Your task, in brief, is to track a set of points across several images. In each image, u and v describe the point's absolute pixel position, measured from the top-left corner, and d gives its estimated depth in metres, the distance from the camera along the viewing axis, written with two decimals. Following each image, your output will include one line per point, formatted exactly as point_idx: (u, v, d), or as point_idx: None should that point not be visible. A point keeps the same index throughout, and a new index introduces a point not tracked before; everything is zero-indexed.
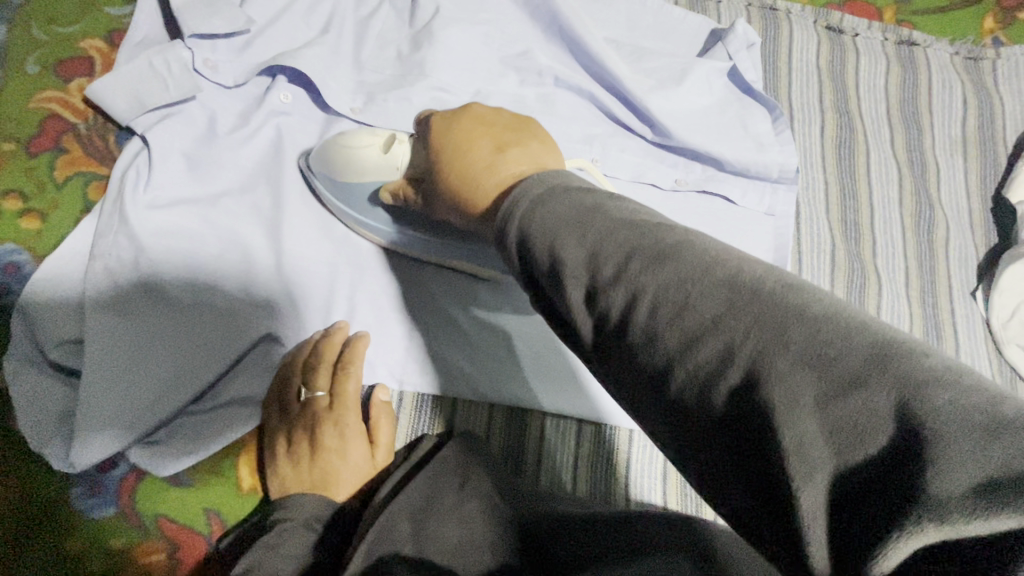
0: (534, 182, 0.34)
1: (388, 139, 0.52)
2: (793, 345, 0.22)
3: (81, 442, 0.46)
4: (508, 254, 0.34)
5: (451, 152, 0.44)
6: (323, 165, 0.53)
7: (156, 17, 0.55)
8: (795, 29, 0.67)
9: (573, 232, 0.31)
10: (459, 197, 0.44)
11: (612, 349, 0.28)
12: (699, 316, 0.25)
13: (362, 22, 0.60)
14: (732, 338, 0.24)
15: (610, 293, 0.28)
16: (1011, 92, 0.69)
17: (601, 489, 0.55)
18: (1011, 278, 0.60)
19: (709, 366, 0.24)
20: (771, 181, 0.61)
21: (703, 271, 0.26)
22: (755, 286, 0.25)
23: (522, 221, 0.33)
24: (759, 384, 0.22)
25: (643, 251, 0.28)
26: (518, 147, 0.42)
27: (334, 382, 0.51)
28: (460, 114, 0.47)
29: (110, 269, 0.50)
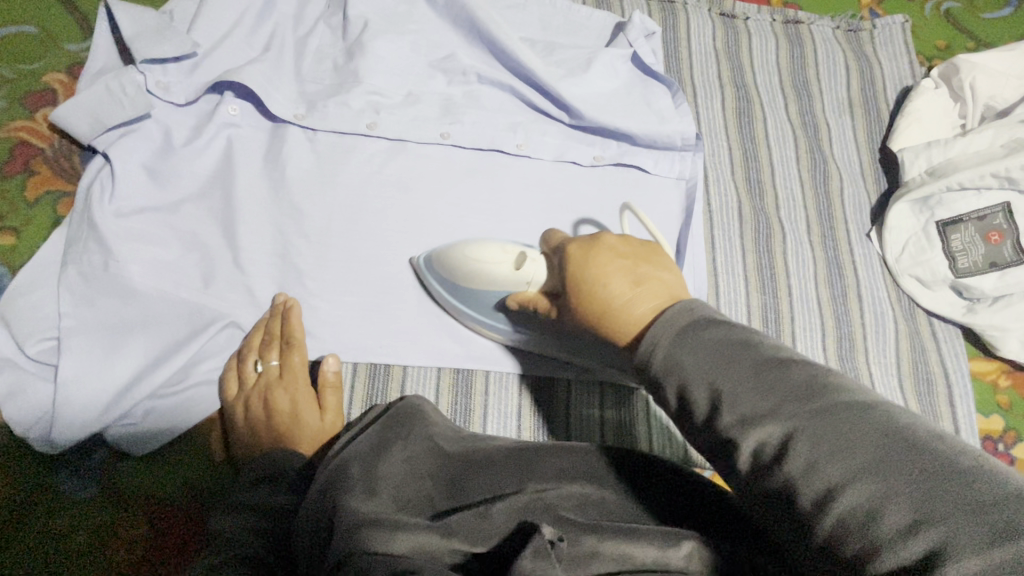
0: (674, 313, 0.37)
1: (517, 258, 0.55)
2: (965, 494, 0.23)
3: (61, 430, 0.51)
4: (656, 386, 0.36)
5: (587, 284, 0.45)
6: (446, 272, 0.59)
7: (111, 48, 0.62)
8: (691, 18, 0.76)
9: (725, 370, 0.32)
10: (602, 330, 0.44)
11: (756, 479, 0.29)
12: (860, 452, 0.26)
13: (300, 41, 0.67)
14: (895, 476, 0.25)
15: (762, 426, 0.30)
16: (889, 56, 0.78)
17: (545, 432, 0.61)
18: (898, 217, 0.67)
19: (869, 505, 0.25)
20: (678, 150, 0.68)
21: (861, 414, 0.28)
22: (910, 436, 0.26)
23: (669, 353, 0.35)
24: (932, 526, 0.23)
25: (796, 389, 0.30)
26: (653, 280, 0.43)
27: (284, 353, 0.57)
28: (594, 243, 0.48)
29: (81, 272, 0.55)
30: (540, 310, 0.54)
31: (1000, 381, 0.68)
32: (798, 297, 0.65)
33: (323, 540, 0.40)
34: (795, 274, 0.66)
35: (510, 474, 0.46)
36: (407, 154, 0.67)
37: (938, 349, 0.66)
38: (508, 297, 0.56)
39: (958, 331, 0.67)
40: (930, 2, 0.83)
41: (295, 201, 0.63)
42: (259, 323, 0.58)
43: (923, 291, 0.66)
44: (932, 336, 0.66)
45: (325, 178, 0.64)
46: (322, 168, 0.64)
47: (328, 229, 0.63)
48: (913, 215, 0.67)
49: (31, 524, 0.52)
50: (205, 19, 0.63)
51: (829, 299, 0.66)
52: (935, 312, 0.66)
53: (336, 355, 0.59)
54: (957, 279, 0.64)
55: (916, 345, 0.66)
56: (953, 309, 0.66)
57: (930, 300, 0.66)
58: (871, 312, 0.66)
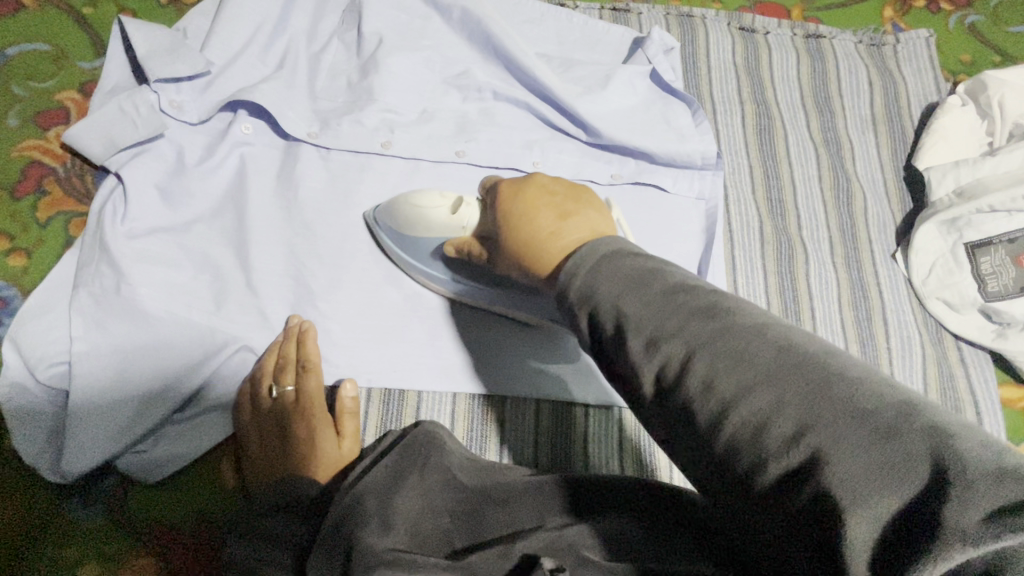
0: (598, 245, 0.37)
1: (456, 201, 0.56)
2: (836, 395, 0.25)
3: (73, 457, 0.50)
4: (571, 314, 0.36)
5: (515, 218, 0.48)
6: (392, 221, 0.59)
7: (124, 66, 0.61)
8: (710, 32, 0.74)
9: (637, 294, 0.33)
10: (526, 263, 0.47)
11: (658, 400, 0.30)
12: (754, 369, 0.27)
13: (314, 58, 0.66)
14: (783, 392, 0.26)
15: (668, 347, 0.30)
16: (912, 71, 0.76)
17: (562, 460, 0.59)
18: (924, 238, 0.65)
19: (759, 418, 0.26)
20: (697, 168, 0.67)
21: (756, 335, 0.29)
22: (801, 352, 0.27)
23: (585, 280, 0.36)
24: (812, 435, 0.24)
25: (700, 312, 0.30)
26: (578, 217, 0.44)
27: (300, 378, 0.56)
28: (526, 182, 0.50)
29: (94, 295, 0.54)
30: (475, 254, 0.55)
31: None
32: (821, 320, 0.64)
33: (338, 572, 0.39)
34: (818, 295, 0.65)
35: (529, 507, 0.44)
36: (422, 173, 0.66)
37: (967, 374, 0.64)
38: (445, 243, 0.57)
39: (987, 356, 0.65)
40: (954, 15, 0.82)
41: (308, 222, 0.62)
42: (274, 346, 0.57)
43: (951, 314, 0.64)
44: (960, 361, 0.64)
45: (339, 197, 0.63)
46: (336, 188, 0.63)
47: (343, 249, 0.62)
48: (941, 236, 0.65)
49: (42, 552, 0.51)
50: (219, 37, 0.62)
51: (853, 322, 0.64)
52: (964, 336, 0.64)
53: (353, 380, 0.57)
54: (986, 303, 0.63)
55: (944, 371, 0.64)
56: (982, 334, 0.64)
57: (959, 324, 0.64)
58: (897, 336, 0.64)
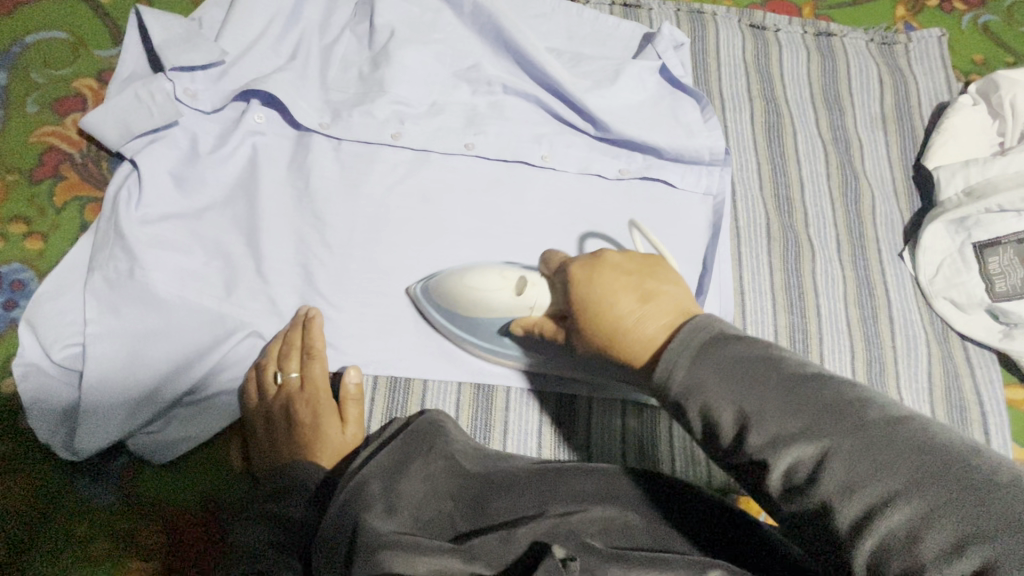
0: (690, 330, 0.34)
1: (518, 282, 0.54)
2: (1007, 508, 0.23)
3: (86, 437, 0.51)
4: (676, 410, 0.33)
5: (593, 303, 0.42)
6: (445, 302, 0.58)
7: (140, 55, 0.62)
8: (721, 29, 0.74)
9: (751, 388, 0.30)
10: (611, 354, 0.41)
11: (790, 505, 0.28)
12: (905, 476, 0.25)
13: (326, 49, 0.67)
14: (943, 504, 0.24)
15: (797, 449, 0.28)
16: (924, 71, 0.76)
17: (565, 450, 0.60)
18: (932, 237, 0.65)
19: (917, 534, 0.24)
20: (705, 164, 0.67)
21: (899, 435, 0.26)
22: (952, 454, 0.25)
23: (689, 374, 0.32)
24: (991, 556, 0.22)
25: (828, 407, 0.28)
26: (662, 296, 0.40)
27: (304, 364, 0.57)
28: (596, 262, 0.45)
29: (108, 279, 0.55)
30: (546, 334, 0.52)
31: None
32: (827, 318, 0.64)
33: (342, 555, 0.40)
34: (825, 294, 0.65)
35: (530, 495, 0.44)
36: (431, 165, 0.66)
37: (972, 374, 0.64)
38: (512, 323, 0.55)
39: (993, 357, 0.65)
40: (967, 15, 0.81)
41: (317, 211, 0.62)
42: (280, 334, 0.58)
43: (957, 313, 0.64)
44: (966, 361, 0.64)
45: (348, 187, 0.64)
46: (345, 178, 0.64)
47: (352, 238, 0.62)
48: (948, 236, 0.65)
49: (54, 528, 0.52)
50: (233, 27, 0.63)
51: (859, 320, 0.64)
52: (970, 336, 0.64)
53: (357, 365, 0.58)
54: (994, 304, 0.62)
55: (949, 370, 0.64)
56: (989, 334, 0.64)
57: (965, 323, 0.64)
58: (903, 335, 0.64)
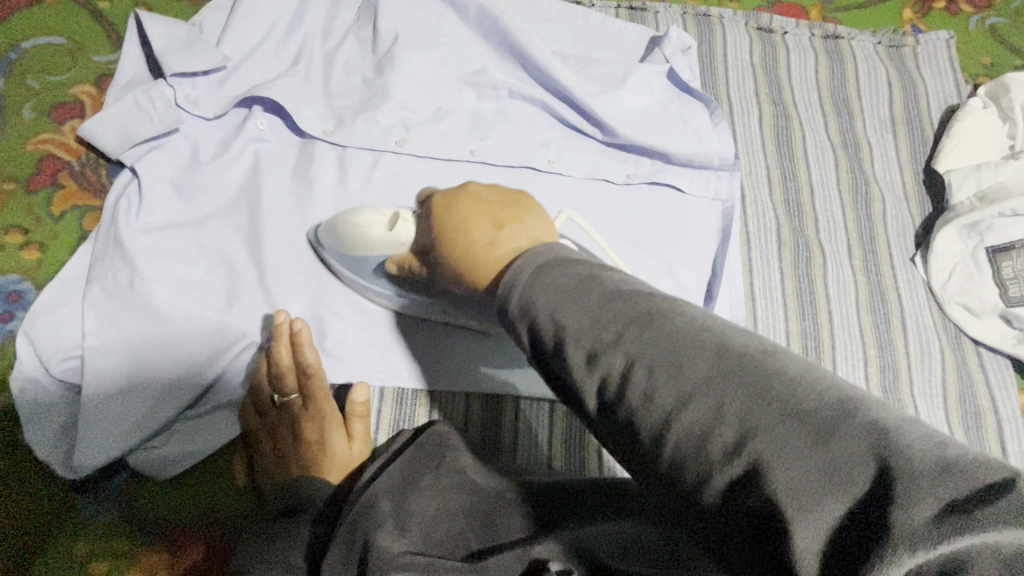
0: (533, 254, 0.35)
1: (391, 219, 0.55)
2: (774, 396, 0.23)
3: (85, 453, 0.50)
4: (509, 322, 0.34)
5: (452, 231, 0.45)
6: (334, 242, 0.57)
7: (140, 60, 0.61)
8: (727, 31, 0.74)
9: (572, 300, 0.31)
10: (464, 276, 0.43)
11: (602, 415, 0.28)
12: (692, 376, 0.25)
13: (329, 54, 0.66)
14: (722, 398, 0.24)
15: (608, 357, 0.28)
16: (932, 74, 0.75)
17: (576, 462, 0.59)
18: (944, 241, 0.64)
19: (697, 428, 0.24)
20: (714, 169, 0.66)
21: (691, 337, 0.27)
22: (736, 352, 0.25)
23: (523, 292, 0.33)
24: (753, 443, 0.23)
25: (635, 317, 0.28)
26: (516, 223, 0.41)
27: (301, 380, 0.53)
28: (461, 192, 0.48)
29: (107, 290, 0.53)
30: (416, 270, 0.53)
31: None
32: (839, 324, 0.63)
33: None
34: (836, 299, 0.64)
35: (543, 510, 0.44)
36: (436, 171, 0.65)
37: (987, 381, 0.63)
38: (388, 260, 0.56)
39: (1007, 363, 0.64)
40: (974, 17, 0.81)
41: (322, 220, 0.61)
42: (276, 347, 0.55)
43: (971, 319, 0.64)
44: (980, 367, 0.64)
45: (353, 195, 0.63)
46: (350, 185, 0.63)
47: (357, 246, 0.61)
48: (960, 240, 0.64)
49: (53, 546, 0.51)
50: (235, 31, 0.62)
51: (871, 326, 0.63)
52: (984, 342, 0.63)
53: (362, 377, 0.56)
54: (1007, 309, 0.62)
55: (964, 377, 0.63)
56: (1003, 340, 0.63)
57: (979, 329, 0.63)
58: (916, 341, 0.63)
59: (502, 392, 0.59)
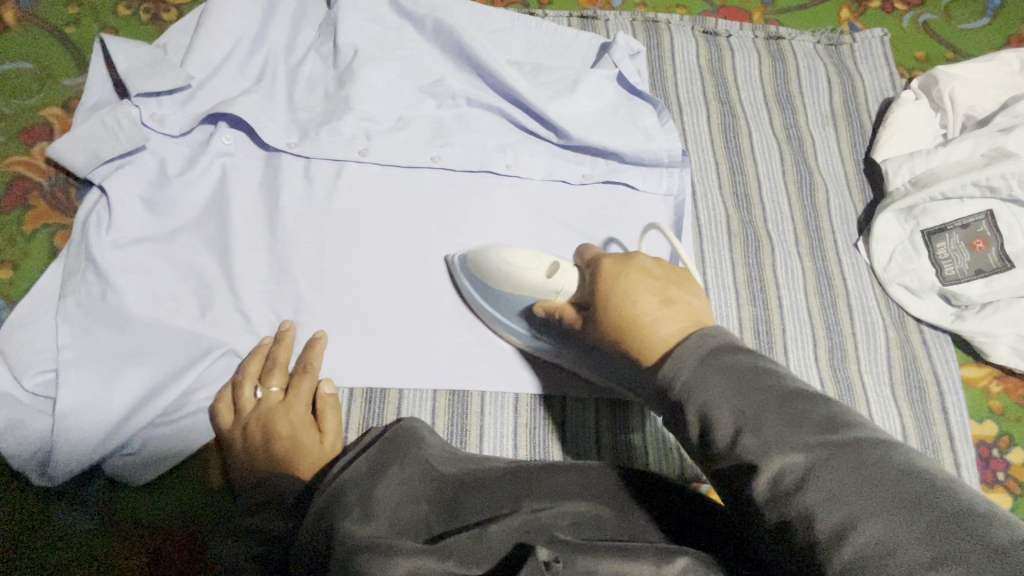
0: (706, 338, 0.38)
1: (550, 267, 0.55)
2: (965, 530, 0.26)
3: (62, 462, 0.52)
4: (674, 408, 0.37)
5: (614, 299, 0.46)
6: (480, 273, 0.60)
7: (106, 82, 0.63)
8: (675, 36, 0.77)
9: (751, 401, 0.34)
10: (626, 346, 0.44)
11: (770, 507, 0.31)
12: (878, 494, 0.28)
13: (292, 70, 0.69)
14: (910, 519, 0.26)
15: (784, 459, 0.31)
16: (869, 69, 0.79)
17: (541, 449, 0.61)
18: (883, 227, 0.68)
19: (877, 545, 0.26)
20: (665, 166, 0.69)
21: (877, 456, 0.29)
22: (925, 481, 0.28)
23: (692, 376, 0.36)
24: (945, 568, 0.25)
25: (820, 427, 0.31)
26: (684, 304, 0.44)
27: (282, 377, 0.58)
28: (626, 261, 0.49)
29: (79, 304, 0.55)
30: (565, 320, 0.53)
31: (991, 386, 0.69)
32: (788, 308, 0.66)
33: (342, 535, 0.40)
34: (785, 286, 0.67)
35: (506, 492, 0.46)
36: (399, 178, 0.68)
37: (929, 356, 0.67)
38: (536, 303, 0.56)
39: (948, 339, 0.68)
40: (908, 14, 0.85)
41: (288, 229, 0.64)
42: (259, 349, 0.59)
43: (912, 299, 0.67)
44: (922, 343, 0.67)
45: (318, 204, 0.65)
46: (314, 195, 0.65)
47: (324, 253, 0.64)
48: (898, 224, 0.68)
49: (30, 553, 0.52)
50: (199, 51, 0.64)
51: (819, 309, 0.67)
52: (925, 319, 0.67)
53: (324, 338, 0.60)
54: (944, 288, 0.65)
55: (907, 353, 0.66)
56: (942, 316, 0.67)
57: (920, 307, 0.67)
58: (861, 322, 0.67)
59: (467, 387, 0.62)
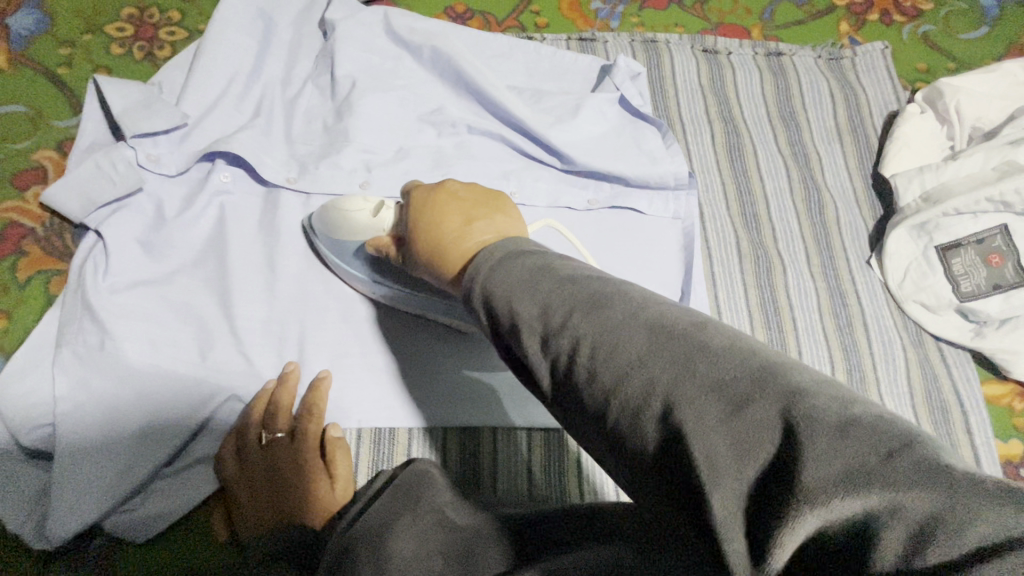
0: (496, 248, 0.38)
1: (377, 206, 0.57)
2: (699, 369, 0.25)
3: (61, 521, 0.50)
4: (475, 314, 0.37)
5: (426, 223, 0.47)
6: (323, 223, 0.59)
7: (101, 123, 0.62)
8: (674, 55, 0.77)
9: (527, 290, 0.33)
10: (433, 265, 0.46)
11: (561, 392, 0.31)
12: (628, 354, 0.28)
13: (289, 104, 0.68)
14: (653, 370, 0.27)
15: (557, 341, 0.31)
16: (871, 82, 0.79)
17: (557, 489, 0.59)
18: (897, 243, 0.67)
19: (634, 403, 0.27)
20: (671, 189, 0.68)
21: (627, 317, 0.29)
22: (671, 329, 0.28)
23: (484, 283, 0.36)
24: (677, 408, 0.25)
25: (583, 301, 0.31)
26: (486, 219, 0.44)
27: (289, 422, 0.56)
28: (436, 189, 0.49)
29: (76, 354, 0.53)
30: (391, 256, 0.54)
31: (1014, 402, 0.68)
32: (803, 329, 0.65)
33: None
34: (799, 306, 0.66)
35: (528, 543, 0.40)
36: None
37: (950, 375, 0.65)
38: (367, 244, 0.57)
39: (967, 356, 0.67)
40: (907, 26, 0.85)
41: (289, 266, 0.62)
42: (262, 394, 0.57)
43: (929, 316, 0.66)
44: (941, 361, 0.66)
45: (319, 239, 0.64)
46: (316, 230, 0.64)
47: (327, 290, 0.62)
48: (912, 241, 0.66)
49: None
50: (194, 88, 0.63)
51: (835, 330, 0.65)
52: (943, 337, 0.66)
53: (330, 377, 0.58)
54: (961, 303, 0.64)
55: (928, 372, 0.65)
56: (962, 333, 0.65)
57: (937, 325, 0.65)
58: (878, 341, 0.65)
59: (479, 425, 0.60)
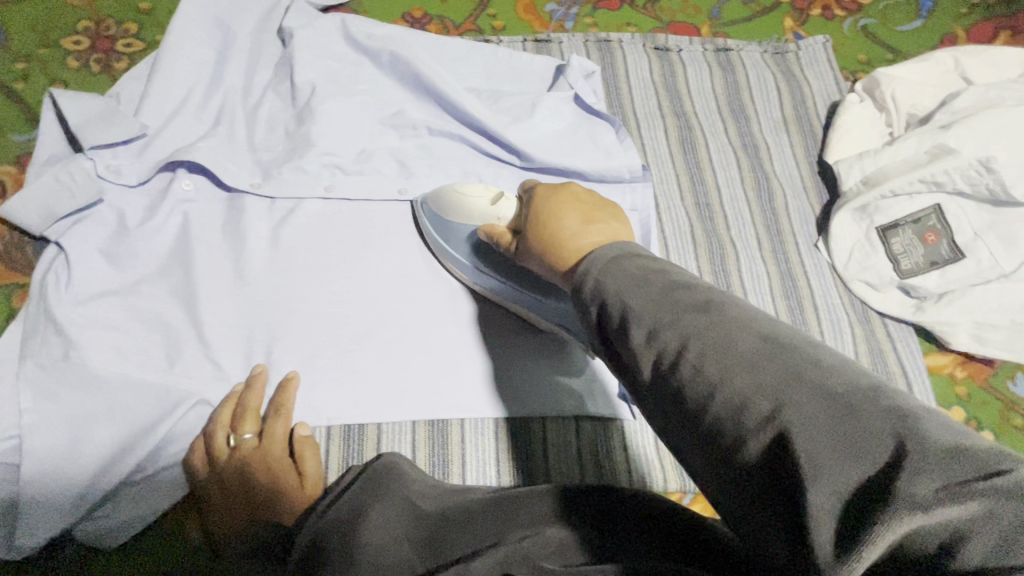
0: (601, 251, 0.41)
1: (495, 196, 0.62)
2: (810, 381, 0.28)
3: (31, 531, 0.50)
4: (581, 303, 0.40)
5: (541, 217, 0.52)
6: (437, 205, 0.65)
7: (59, 137, 0.62)
8: (627, 54, 0.80)
9: (639, 291, 0.36)
10: (546, 257, 0.50)
11: (657, 384, 0.33)
12: (739, 358, 0.30)
13: (250, 112, 0.69)
14: (762, 376, 0.29)
15: (663, 337, 0.33)
16: (815, 74, 0.82)
17: (526, 475, 0.61)
18: (840, 226, 0.70)
19: (737, 402, 0.29)
20: (627, 182, 0.70)
21: (738, 327, 0.32)
22: (785, 343, 0.30)
23: (596, 278, 0.39)
24: (785, 410, 0.27)
25: (694, 307, 0.34)
26: (603, 223, 0.48)
27: (257, 422, 0.56)
28: (559, 188, 0.55)
29: (40, 365, 0.54)
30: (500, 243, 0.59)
31: (956, 372, 0.72)
32: None
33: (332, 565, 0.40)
34: (752, 290, 0.68)
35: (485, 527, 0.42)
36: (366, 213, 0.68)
37: (895, 349, 0.68)
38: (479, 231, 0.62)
39: (911, 330, 0.70)
40: (847, 20, 0.89)
41: (254, 271, 0.63)
42: (230, 397, 0.57)
43: (874, 293, 0.69)
44: (887, 336, 0.69)
45: (283, 243, 0.65)
46: (280, 234, 0.65)
47: (292, 293, 0.63)
48: (854, 223, 0.70)
49: None
50: (153, 99, 0.64)
51: (786, 311, 0.68)
52: (887, 313, 0.69)
53: (297, 377, 0.59)
54: (902, 281, 0.68)
55: (874, 347, 0.68)
56: (904, 308, 0.69)
57: (881, 301, 0.69)
58: (828, 320, 0.68)
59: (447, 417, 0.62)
